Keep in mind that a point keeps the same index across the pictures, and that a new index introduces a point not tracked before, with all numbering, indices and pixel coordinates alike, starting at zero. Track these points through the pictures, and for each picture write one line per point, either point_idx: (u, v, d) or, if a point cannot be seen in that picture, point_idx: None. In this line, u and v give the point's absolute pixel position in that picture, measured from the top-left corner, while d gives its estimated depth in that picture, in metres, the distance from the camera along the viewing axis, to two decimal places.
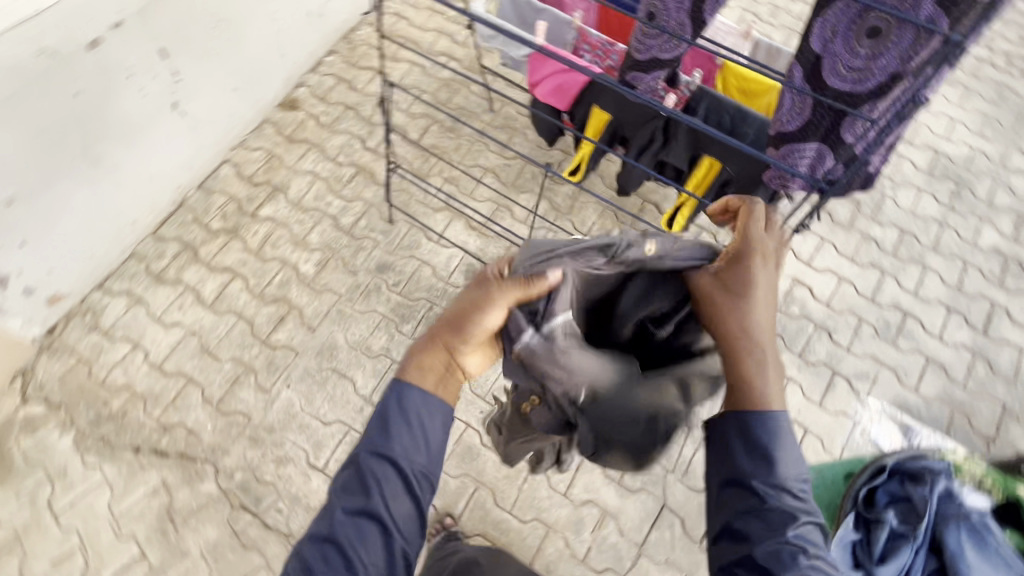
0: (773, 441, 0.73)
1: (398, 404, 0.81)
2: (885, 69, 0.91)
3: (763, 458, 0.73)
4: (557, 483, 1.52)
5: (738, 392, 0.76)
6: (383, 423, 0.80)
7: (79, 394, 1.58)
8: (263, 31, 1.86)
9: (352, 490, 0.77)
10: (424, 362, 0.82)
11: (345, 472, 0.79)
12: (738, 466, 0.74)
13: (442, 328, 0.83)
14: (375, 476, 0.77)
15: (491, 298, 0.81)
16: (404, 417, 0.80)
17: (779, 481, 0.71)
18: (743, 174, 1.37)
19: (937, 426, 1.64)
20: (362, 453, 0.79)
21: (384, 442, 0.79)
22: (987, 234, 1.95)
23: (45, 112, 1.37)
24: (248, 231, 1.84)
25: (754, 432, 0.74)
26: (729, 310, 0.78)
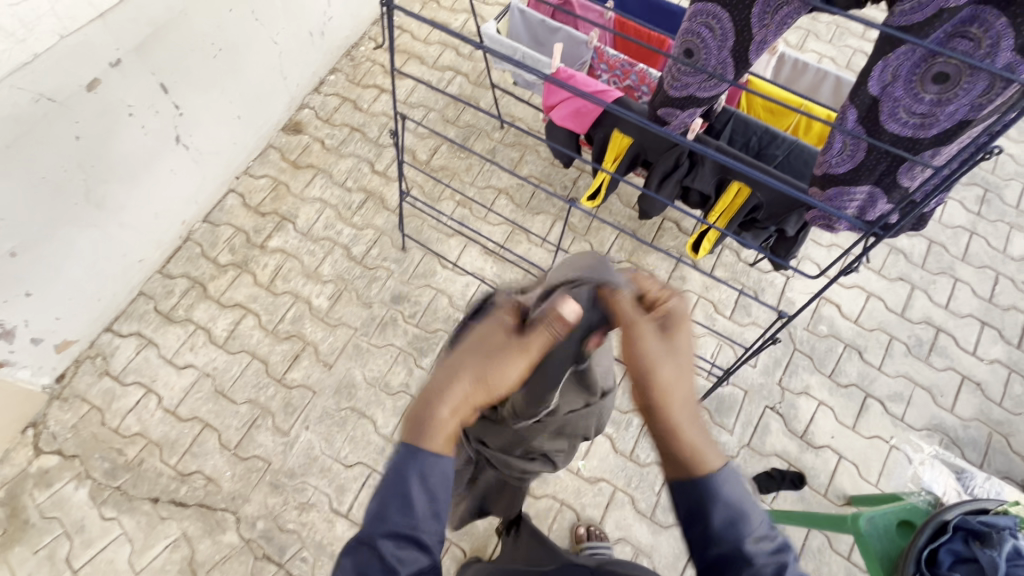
0: (735, 493, 0.69)
1: (418, 472, 0.70)
2: (953, 116, 0.81)
3: (732, 519, 0.68)
4: (587, 521, 1.48)
5: (690, 459, 0.70)
6: (401, 496, 0.69)
7: (93, 443, 1.53)
8: (265, 55, 1.79)
9: (373, 572, 0.67)
10: (442, 428, 0.70)
11: (358, 552, 0.69)
12: (714, 532, 0.68)
13: (467, 392, 0.71)
14: (397, 559, 0.68)
15: (511, 352, 0.71)
16: (422, 488, 0.70)
17: (755, 533, 0.68)
18: (775, 201, 1.22)
19: (976, 447, 1.60)
20: (376, 534, 0.68)
21: (403, 519, 0.69)
22: (1018, 241, 1.89)
23: (47, 159, 1.31)
24: (257, 264, 1.79)
25: (718, 495, 0.69)
26: (665, 376, 0.71)
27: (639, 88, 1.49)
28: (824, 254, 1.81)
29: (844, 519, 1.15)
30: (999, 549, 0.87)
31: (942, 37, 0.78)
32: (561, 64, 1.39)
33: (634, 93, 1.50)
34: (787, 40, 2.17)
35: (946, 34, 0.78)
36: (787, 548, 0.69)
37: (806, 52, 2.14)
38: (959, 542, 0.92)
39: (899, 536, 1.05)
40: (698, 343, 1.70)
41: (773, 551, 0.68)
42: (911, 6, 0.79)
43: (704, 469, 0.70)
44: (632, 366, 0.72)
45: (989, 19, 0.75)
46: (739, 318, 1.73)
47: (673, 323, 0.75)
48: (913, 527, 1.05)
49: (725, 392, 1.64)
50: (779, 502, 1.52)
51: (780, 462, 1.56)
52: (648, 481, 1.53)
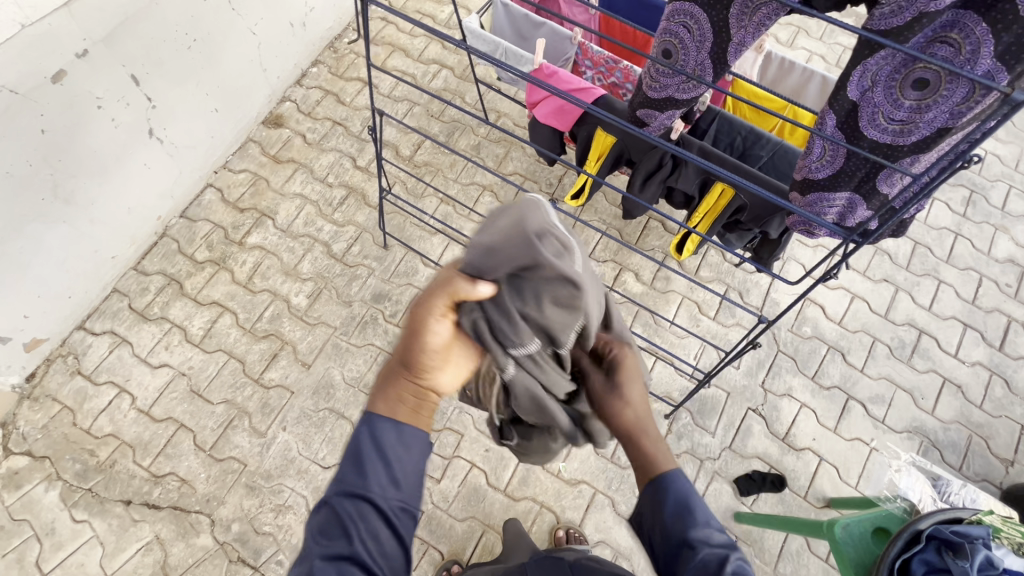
0: (682, 489, 0.74)
1: (370, 435, 0.70)
2: (933, 123, 0.81)
3: (680, 510, 0.72)
4: (567, 525, 1.47)
5: (648, 465, 0.76)
6: (356, 458, 0.69)
7: (64, 444, 1.50)
8: (243, 47, 1.74)
9: (331, 532, 0.66)
10: (391, 391, 0.73)
11: (319, 514, 0.68)
12: (667, 529, 0.72)
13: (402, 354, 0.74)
14: (353, 520, 0.66)
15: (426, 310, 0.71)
16: (375, 450, 0.69)
17: (701, 521, 0.71)
18: (758, 204, 1.17)
19: (955, 450, 1.60)
20: (334, 492, 0.68)
21: (360, 479, 0.68)
22: (1002, 243, 1.88)
23: (10, 153, 1.27)
24: (235, 262, 1.75)
25: (667, 491, 0.73)
26: (629, 402, 0.79)
27: (623, 85, 1.46)
28: (810, 255, 1.79)
29: (820, 525, 1.16)
30: (971, 560, 0.87)
31: (921, 42, 0.79)
32: (543, 61, 1.36)
33: (619, 90, 1.48)
34: (777, 36, 2.15)
35: (925, 40, 0.79)
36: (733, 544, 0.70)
37: (795, 50, 2.12)
38: (931, 552, 0.91)
39: (874, 545, 1.07)
40: (682, 344, 1.68)
41: (719, 541, 0.70)
42: (892, 9, 0.80)
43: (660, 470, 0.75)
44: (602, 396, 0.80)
45: (970, 25, 0.75)
46: (724, 319, 1.72)
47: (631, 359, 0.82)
48: (887, 535, 1.07)
49: (709, 395, 1.63)
50: (760, 505, 1.52)
51: (761, 464, 1.56)
52: (629, 484, 1.52)
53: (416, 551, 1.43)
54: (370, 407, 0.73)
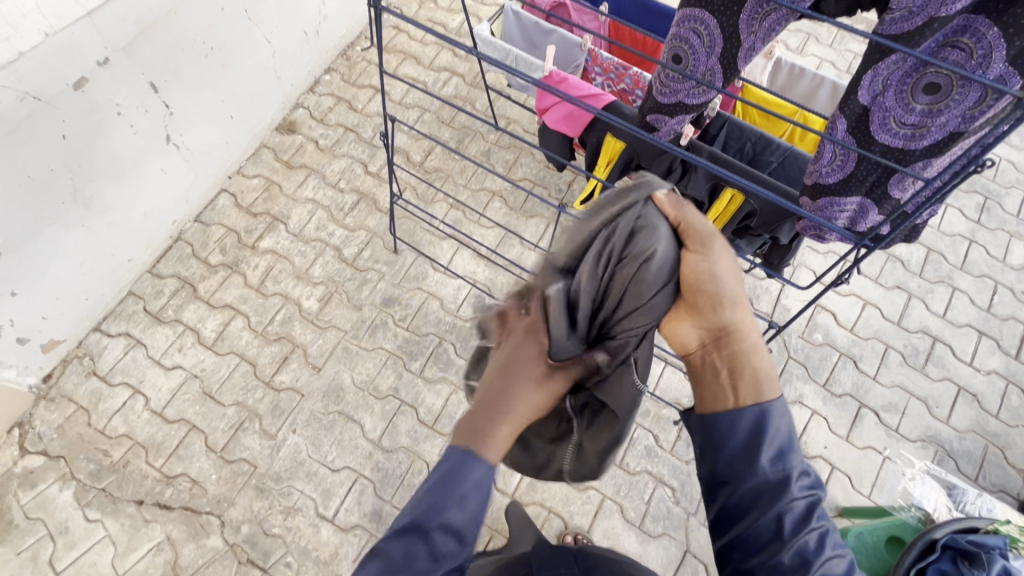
0: (785, 419, 0.68)
1: (471, 478, 0.61)
2: (945, 127, 0.81)
3: (779, 452, 0.67)
4: (575, 531, 1.46)
5: (760, 375, 0.68)
6: (460, 496, 0.60)
7: (80, 444, 1.52)
8: (258, 55, 1.78)
9: (421, 560, 0.60)
10: (496, 430, 0.63)
11: (406, 536, 0.61)
12: (758, 468, 0.66)
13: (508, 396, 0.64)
14: (444, 556, 0.60)
15: (551, 375, 0.67)
16: (477, 492, 0.61)
17: (799, 467, 0.67)
18: (768, 209, 1.17)
19: (971, 460, 1.58)
20: (430, 524, 0.60)
21: (461, 516, 0.60)
22: (1018, 250, 1.86)
23: (32, 158, 1.30)
24: (248, 265, 1.78)
25: (773, 421, 0.67)
26: (733, 288, 0.66)
27: (633, 92, 1.47)
28: (820, 261, 1.78)
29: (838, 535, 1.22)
30: (987, 570, 0.86)
31: (933, 47, 0.80)
32: (554, 68, 1.38)
33: (629, 96, 1.48)
34: (787, 43, 2.15)
35: (936, 44, 0.79)
36: (819, 487, 0.68)
37: (805, 56, 2.12)
38: (947, 562, 0.91)
39: (887, 552, 1.12)
40: None
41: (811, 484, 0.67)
42: (903, 14, 0.81)
43: (771, 386, 0.68)
44: (709, 277, 0.65)
45: (981, 29, 0.75)
46: None
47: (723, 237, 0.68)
48: (900, 544, 1.12)
49: None
50: None
51: None
52: (638, 490, 1.51)
53: None
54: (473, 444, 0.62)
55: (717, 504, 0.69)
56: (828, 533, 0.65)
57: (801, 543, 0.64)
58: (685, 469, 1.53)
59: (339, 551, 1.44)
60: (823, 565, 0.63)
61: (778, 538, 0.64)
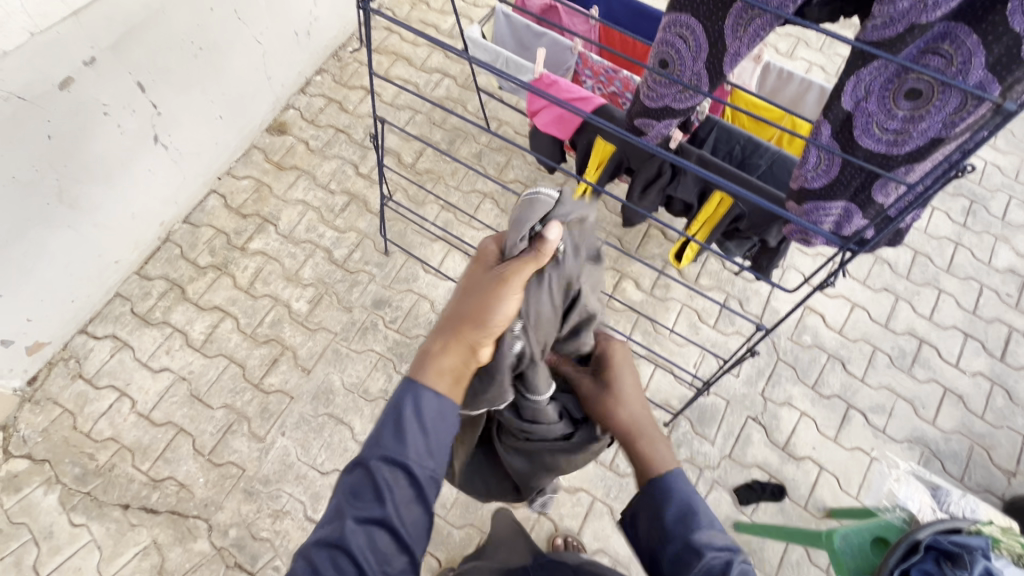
0: (687, 489, 0.75)
1: (413, 404, 0.69)
2: (926, 133, 0.83)
3: (683, 514, 0.73)
4: (565, 533, 1.47)
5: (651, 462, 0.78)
6: (395, 424, 0.68)
7: (64, 448, 1.51)
8: (248, 56, 1.76)
9: (363, 497, 0.66)
10: (442, 357, 0.70)
11: (353, 474, 0.68)
12: (668, 529, 0.72)
13: (459, 320, 0.71)
14: (384, 488, 0.66)
15: (502, 278, 0.70)
16: (418, 417, 0.69)
17: (708, 523, 0.72)
18: (757, 213, 1.17)
19: (957, 460, 1.59)
20: (372, 456, 0.67)
21: (398, 446, 0.68)
22: (1003, 253, 1.88)
23: (17, 158, 1.29)
24: (237, 267, 1.76)
25: (670, 496, 0.74)
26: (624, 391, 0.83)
27: (623, 95, 1.48)
28: (809, 263, 1.80)
29: (819, 536, 1.22)
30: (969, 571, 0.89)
31: (915, 53, 0.80)
32: (544, 71, 1.38)
33: (619, 99, 1.49)
34: (777, 47, 2.17)
35: (918, 51, 0.80)
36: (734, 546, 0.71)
37: (795, 60, 2.13)
38: (930, 562, 0.93)
39: (872, 552, 1.12)
40: (682, 352, 1.68)
41: (725, 546, 0.71)
42: (883, 22, 0.82)
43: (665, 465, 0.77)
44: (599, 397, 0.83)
45: (962, 37, 0.77)
46: (723, 328, 1.72)
47: (620, 359, 0.87)
48: (885, 544, 1.12)
49: (709, 403, 1.62)
50: (759, 515, 1.51)
51: (761, 473, 1.55)
52: (628, 492, 1.51)
53: None
54: (414, 374, 0.71)
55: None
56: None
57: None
58: None
59: None
60: None
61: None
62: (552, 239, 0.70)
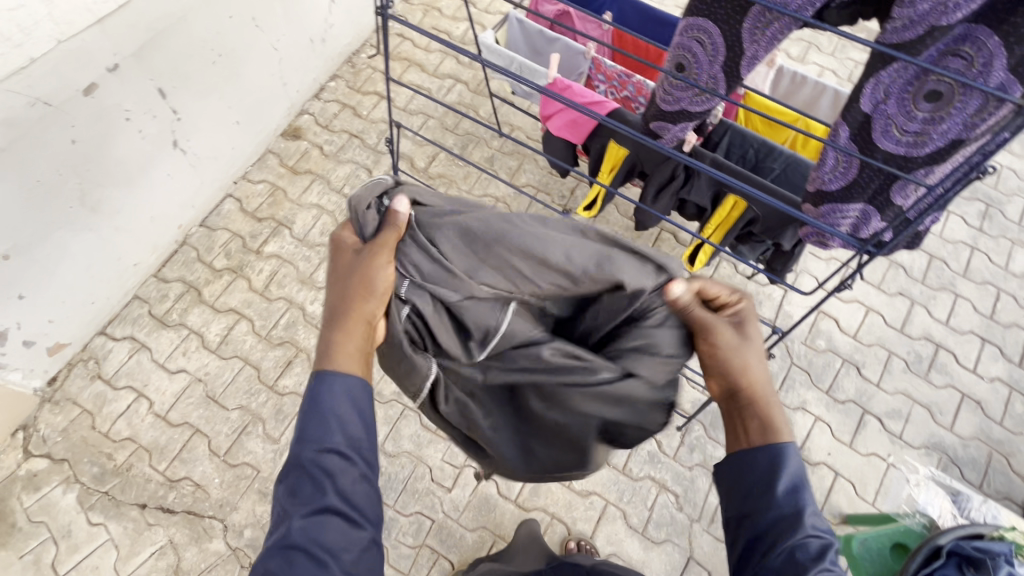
0: (797, 464, 0.73)
1: (328, 389, 0.72)
2: (946, 135, 0.83)
3: (794, 488, 0.71)
4: (578, 536, 1.46)
5: (767, 427, 0.76)
6: (317, 412, 0.71)
7: (83, 448, 1.53)
8: (264, 62, 1.79)
9: (305, 492, 0.68)
10: (342, 341, 0.75)
11: (289, 475, 0.70)
12: (776, 497, 0.71)
13: (345, 305, 0.76)
14: (322, 475, 0.69)
15: (371, 255, 0.78)
16: (338, 397, 0.73)
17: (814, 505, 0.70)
18: (772, 216, 1.16)
19: (975, 467, 1.57)
20: (304, 451, 0.70)
21: (325, 433, 0.71)
22: (1020, 257, 1.86)
23: (42, 162, 1.31)
24: (253, 270, 1.79)
25: (783, 465, 0.72)
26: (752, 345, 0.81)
27: (636, 99, 1.49)
28: (823, 267, 1.79)
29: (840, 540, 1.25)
30: None
31: (934, 55, 0.81)
32: (558, 75, 1.39)
33: (632, 103, 1.50)
34: (789, 51, 2.17)
35: (938, 53, 0.81)
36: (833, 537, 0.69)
37: (807, 65, 2.13)
38: (953, 568, 0.93)
39: (891, 558, 1.13)
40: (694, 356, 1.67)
41: (825, 530, 0.70)
42: (903, 24, 0.82)
43: (780, 433, 0.75)
44: (729, 346, 0.79)
45: (982, 39, 0.77)
46: None
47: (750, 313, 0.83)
48: (905, 550, 1.13)
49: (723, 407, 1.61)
50: None
51: None
52: (641, 496, 1.51)
53: (427, 561, 1.43)
54: (323, 366, 0.75)
55: (740, 541, 0.72)
56: None
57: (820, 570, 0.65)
58: (688, 475, 1.53)
59: None
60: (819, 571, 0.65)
61: (793, 570, 0.66)
62: (402, 209, 0.81)
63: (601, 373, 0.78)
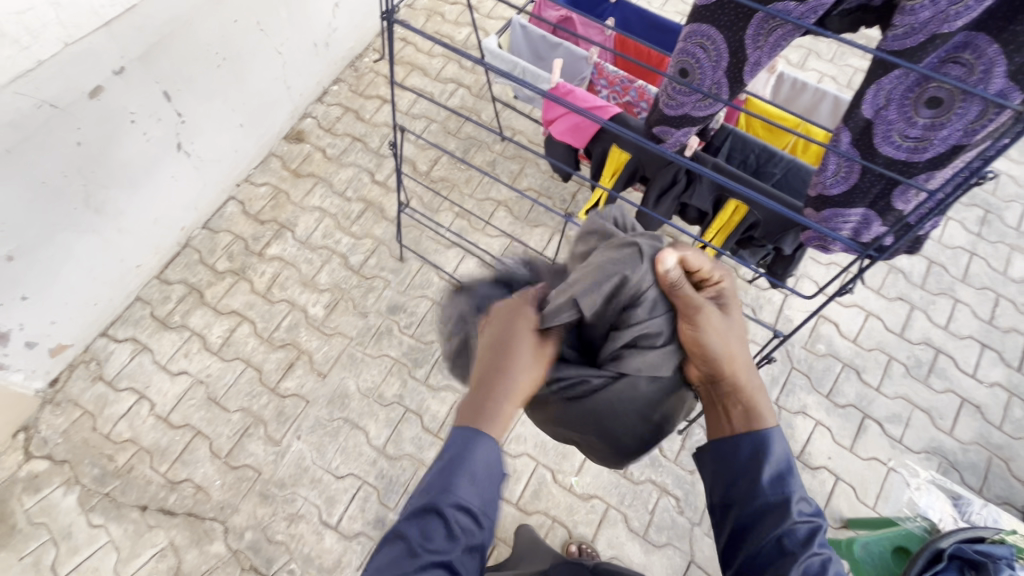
0: (784, 451, 0.75)
1: (482, 454, 0.69)
2: (947, 140, 0.84)
3: (778, 475, 0.73)
4: (579, 540, 1.46)
5: (749, 414, 0.75)
6: (467, 472, 0.68)
7: (84, 449, 1.53)
8: (268, 65, 1.80)
9: (433, 541, 0.66)
10: (503, 412, 0.70)
11: (421, 518, 0.67)
12: (761, 486, 0.72)
13: (512, 378, 0.71)
14: (456, 534, 0.66)
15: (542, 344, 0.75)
16: (485, 468, 0.69)
17: (799, 492, 0.72)
18: (773, 220, 1.17)
19: (975, 471, 1.58)
20: (444, 503, 0.67)
21: (469, 492, 0.68)
22: (1018, 263, 1.87)
23: (47, 164, 1.32)
24: (255, 272, 1.79)
25: (768, 454, 0.73)
26: (737, 323, 0.78)
27: (639, 104, 1.49)
28: (823, 272, 1.80)
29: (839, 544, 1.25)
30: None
31: (935, 62, 0.82)
32: (561, 81, 1.40)
33: (634, 108, 1.51)
34: (788, 58, 2.19)
35: (939, 60, 0.82)
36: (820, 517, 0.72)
37: (807, 71, 2.15)
38: (954, 571, 0.92)
39: (894, 564, 1.13)
40: None
41: (813, 513, 0.71)
42: (904, 31, 0.83)
43: (763, 420, 0.75)
44: (713, 328, 0.75)
45: (982, 46, 0.78)
46: None
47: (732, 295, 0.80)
48: (906, 554, 1.13)
49: None
50: None
51: None
52: (642, 500, 1.51)
53: None
54: (478, 425, 0.69)
55: (727, 527, 0.74)
56: (829, 560, 0.69)
57: (807, 563, 0.67)
58: (689, 478, 1.53)
59: (342, 559, 1.44)
60: (807, 557, 0.67)
61: (783, 558, 0.68)
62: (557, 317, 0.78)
63: (591, 380, 0.79)
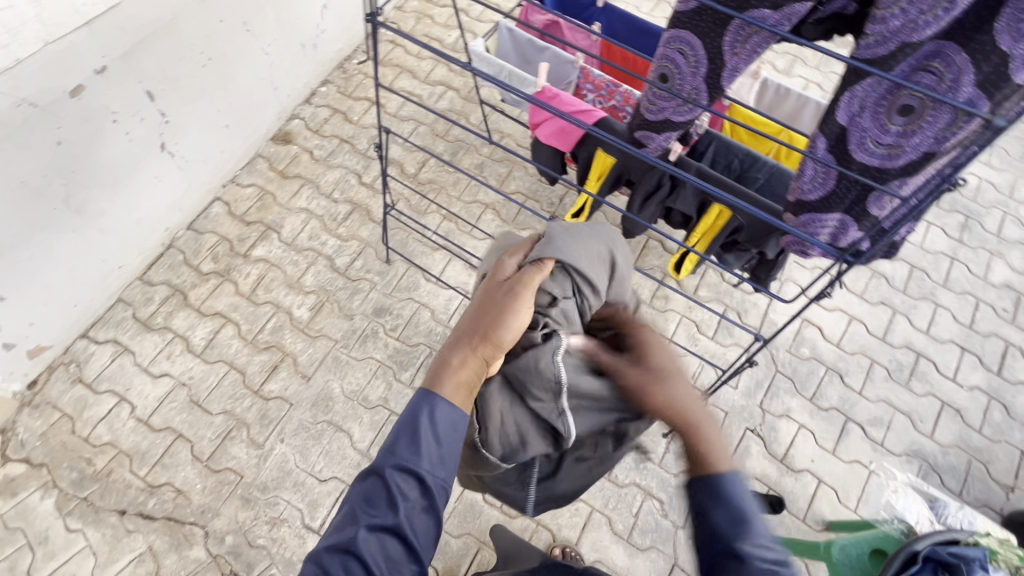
0: (739, 491, 0.73)
1: (430, 412, 0.73)
2: (919, 148, 0.85)
3: (734, 519, 0.71)
4: (563, 543, 1.46)
5: (700, 457, 0.76)
6: (411, 430, 0.73)
7: (62, 452, 1.50)
8: (255, 66, 1.79)
9: (376, 506, 0.70)
10: (458, 369, 0.76)
11: (366, 482, 0.71)
12: (717, 529, 0.71)
13: (477, 330, 0.78)
14: (398, 495, 0.70)
15: (517, 292, 0.82)
16: (433, 424, 0.73)
17: (758, 535, 0.70)
18: (755, 225, 1.17)
19: (955, 474, 1.59)
20: (389, 464, 0.71)
21: (412, 454, 0.72)
22: (998, 268, 1.90)
23: (25, 165, 1.30)
24: (240, 274, 1.78)
25: (720, 497, 0.73)
26: (663, 367, 0.82)
27: (624, 108, 1.50)
28: (807, 276, 1.82)
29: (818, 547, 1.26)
30: None
31: (907, 70, 0.84)
32: (547, 85, 1.40)
33: (619, 113, 1.52)
34: (774, 64, 2.21)
35: (911, 68, 0.84)
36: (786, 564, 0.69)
37: (793, 78, 2.17)
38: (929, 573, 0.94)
39: (871, 565, 1.14)
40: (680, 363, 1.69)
41: (773, 557, 0.69)
42: (876, 39, 0.84)
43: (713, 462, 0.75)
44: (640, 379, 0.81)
45: (952, 55, 0.80)
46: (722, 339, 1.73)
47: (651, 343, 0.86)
48: (883, 556, 1.13)
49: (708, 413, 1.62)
50: None
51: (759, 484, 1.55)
52: (626, 503, 1.51)
53: None
54: (432, 385, 0.76)
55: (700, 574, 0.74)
56: None
57: None
58: (673, 481, 1.54)
59: None
60: None
61: None
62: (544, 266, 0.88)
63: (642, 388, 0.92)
